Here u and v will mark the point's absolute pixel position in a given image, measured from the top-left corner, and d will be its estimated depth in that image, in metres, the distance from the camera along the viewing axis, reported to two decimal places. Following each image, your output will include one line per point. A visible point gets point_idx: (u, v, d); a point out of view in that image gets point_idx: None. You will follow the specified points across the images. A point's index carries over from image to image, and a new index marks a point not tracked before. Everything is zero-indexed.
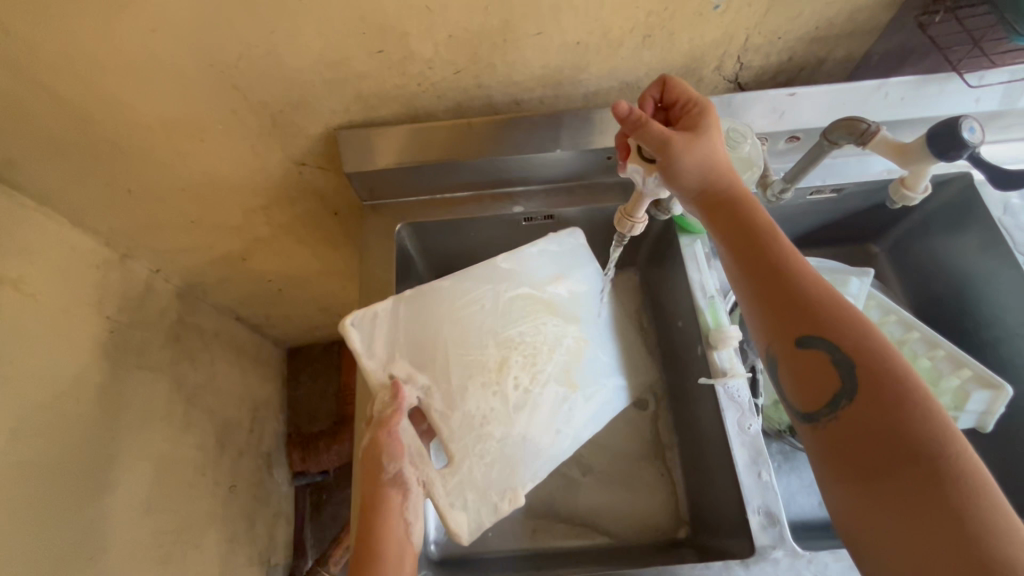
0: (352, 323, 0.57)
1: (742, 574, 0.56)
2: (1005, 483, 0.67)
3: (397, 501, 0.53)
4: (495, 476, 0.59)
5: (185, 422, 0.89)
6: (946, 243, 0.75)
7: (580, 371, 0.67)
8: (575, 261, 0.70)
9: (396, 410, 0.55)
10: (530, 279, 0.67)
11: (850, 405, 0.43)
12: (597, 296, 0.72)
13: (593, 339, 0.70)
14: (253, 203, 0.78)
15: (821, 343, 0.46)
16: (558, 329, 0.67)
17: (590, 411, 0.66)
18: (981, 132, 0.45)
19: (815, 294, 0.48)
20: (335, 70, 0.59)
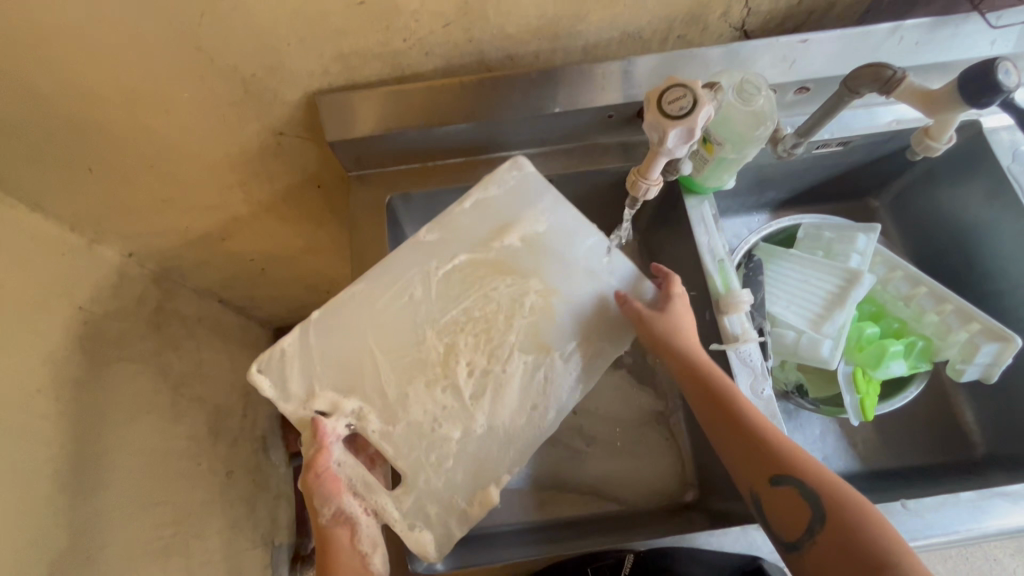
0: (259, 369, 0.56)
1: (760, 536, 0.57)
2: (1011, 429, 0.68)
3: (346, 537, 0.52)
4: (460, 480, 0.56)
5: (175, 412, 0.85)
6: (950, 194, 0.74)
7: (556, 333, 0.60)
8: (525, 207, 0.64)
9: (319, 447, 0.53)
10: (468, 243, 0.62)
11: (823, 529, 0.47)
12: (570, 236, 0.63)
13: (572, 288, 0.62)
14: (228, 178, 0.72)
15: (786, 477, 0.49)
16: (514, 289, 0.61)
17: (575, 374, 0.59)
18: (1017, 75, 0.43)
19: (766, 430, 0.52)
20: (313, 26, 0.53)
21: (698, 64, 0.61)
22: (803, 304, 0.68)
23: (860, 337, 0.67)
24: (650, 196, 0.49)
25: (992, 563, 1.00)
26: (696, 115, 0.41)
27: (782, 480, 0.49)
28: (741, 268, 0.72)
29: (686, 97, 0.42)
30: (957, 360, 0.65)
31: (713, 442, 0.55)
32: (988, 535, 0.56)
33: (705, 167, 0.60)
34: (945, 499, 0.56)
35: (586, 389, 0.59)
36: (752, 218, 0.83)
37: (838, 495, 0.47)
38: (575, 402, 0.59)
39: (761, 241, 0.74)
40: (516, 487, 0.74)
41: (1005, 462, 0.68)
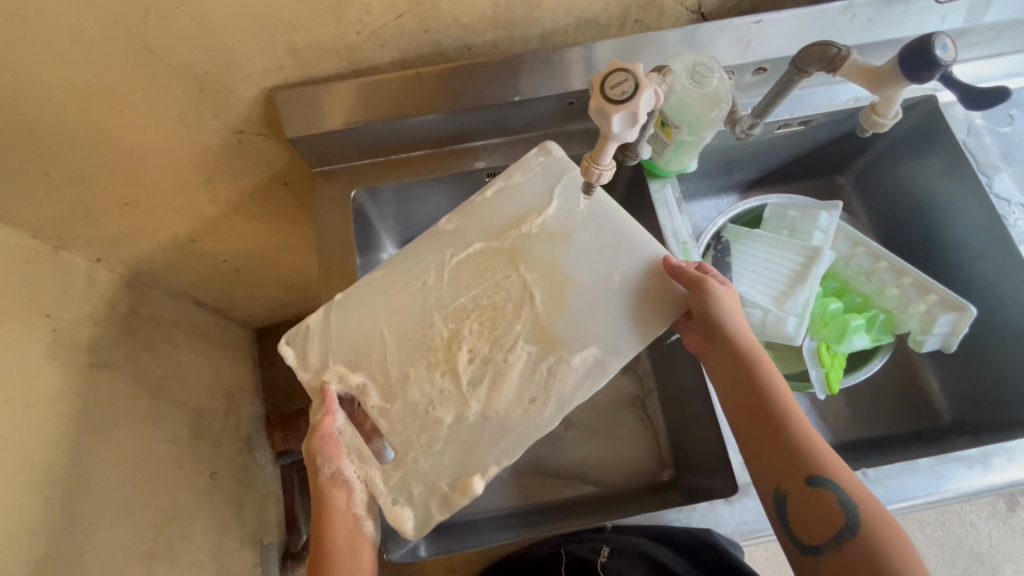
0: (287, 341, 0.59)
1: (725, 511, 0.58)
2: (978, 397, 0.70)
3: (341, 499, 0.54)
4: (448, 463, 0.54)
5: (154, 416, 0.85)
6: (912, 169, 0.75)
7: (567, 324, 0.57)
8: (547, 193, 0.62)
9: (327, 412, 0.56)
10: (484, 231, 0.61)
11: (852, 538, 0.47)
12: (594, 221, 0.60)
13: (588, 277, 0.58)
14: (193, 178, 0.71)
15: (826, 480, 0.49)
16: (528, 278, 0.59)
17: (583, 369, 0.56)
18: (954, 50, 0.43)
19: (807, 431, 0.52)
20: (263, 22, 0.53)
21: (653, 48, 0.61)
22: (768, 282, 0.69)
23: (824, 312, 0.68)
24: (603, 181, 0.48)
25: (967, 528, 1.04)
26: (637, 99, 0.41)
27: (821, 483, 0.49)
28: (708, 252, 0.74)
29: (627, 81, 0.42)
30: (916, 331, 0.67)
31: (749, 432, 0.54)
32: (946, 499, 0.57)
33: (665, 151, 0.62)
34: (906, 466, 0.58)
35: (593, 388, 0.55)
36: (722, 200, 0.84)
37: (875, 510, 0.48)
38: (579, 401, 0.55)
39: (728, 223, 0.76)
40: (497, 475, 0.75)
41: (969, 428, 0.70)
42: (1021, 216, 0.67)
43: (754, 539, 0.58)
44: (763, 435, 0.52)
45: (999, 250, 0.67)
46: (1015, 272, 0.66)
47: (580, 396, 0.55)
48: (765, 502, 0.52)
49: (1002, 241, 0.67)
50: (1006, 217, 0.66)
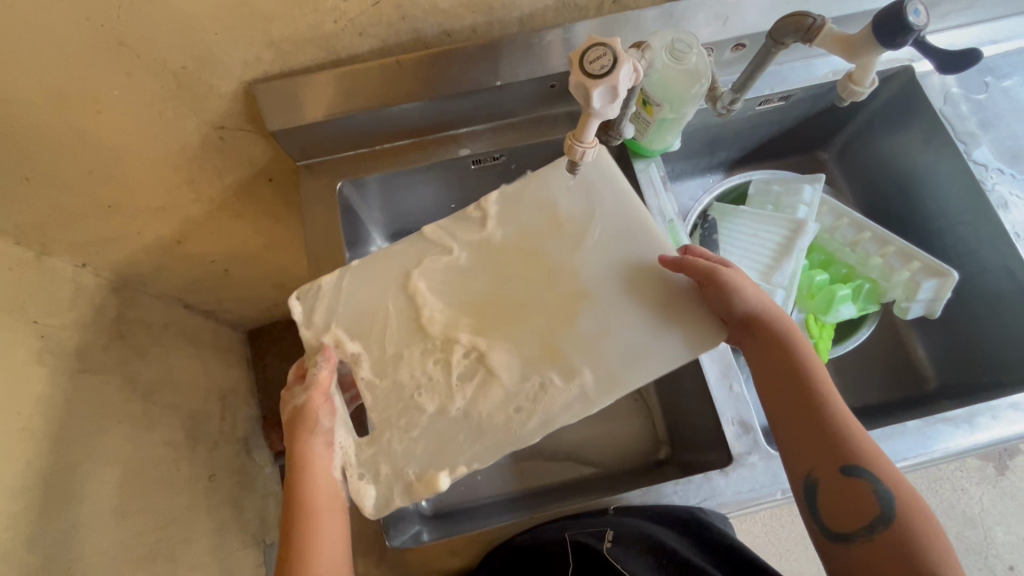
0: (296, 296, 0.60)
1: (721, 482, 0.59)
2: (963, 361, 0.71)
3: (322, 456, 0.54)
4: (420, 452, 0.54)
5: (148, 420, 0.84)
6: (892, 140, 0.76)
7: (571, 339, 0.56)
8: (576, 199, 0.61)
9: (325, 369, 0.56)
10: (513, 226, 0.61)
11: (885, 528, 0.47)
12: (623, 233, 0.59)
13: (604, 293, 0.57)
14: (175, 177, 0.70)
15: (860, 469, 0.50)
16: (546, 280, 0.59)
17: (575, 392, 0.54)
18: (926, 15, 0.44)
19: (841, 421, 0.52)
20: (237, 13, 0.52)
21: (633, 28, 0.61)
22: (754, 256, 0.69)
23: (811, 284, 0.69)
24: (587, 160, 0.48)
25: (959, 492, 1.06)
26: (617, 73, 0.41)
27: (856, 472, 0.50)
28: (695, 231, 0.74)
29: (606, 56, 0.42)
30: (901, 299, 0.68)
31: (783, 421, 0.54)
32: (934, 459, 0.59)
33: (648, 129, 0.62)
34: (894, 429, 0.59)
35: (581, 412, 0.53)
36: (706, 179, 0.85)
37: (910, 500, 0.48)
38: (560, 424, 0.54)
39: (714, 201, 0.76)
40: (496, 460, 0.75)
41: (956, 392, 0.71)
42: (998, 180, 0.68)
43: (751, 508, 0.59)
44: (798, 424, 0.53)
45: (977, 216, 0.68)
46: (993, 236, 0.67)
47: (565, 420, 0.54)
48: (795, 489, 0.52)
49: (980, 206, 0.68)
50: (985, 182, 0.67)
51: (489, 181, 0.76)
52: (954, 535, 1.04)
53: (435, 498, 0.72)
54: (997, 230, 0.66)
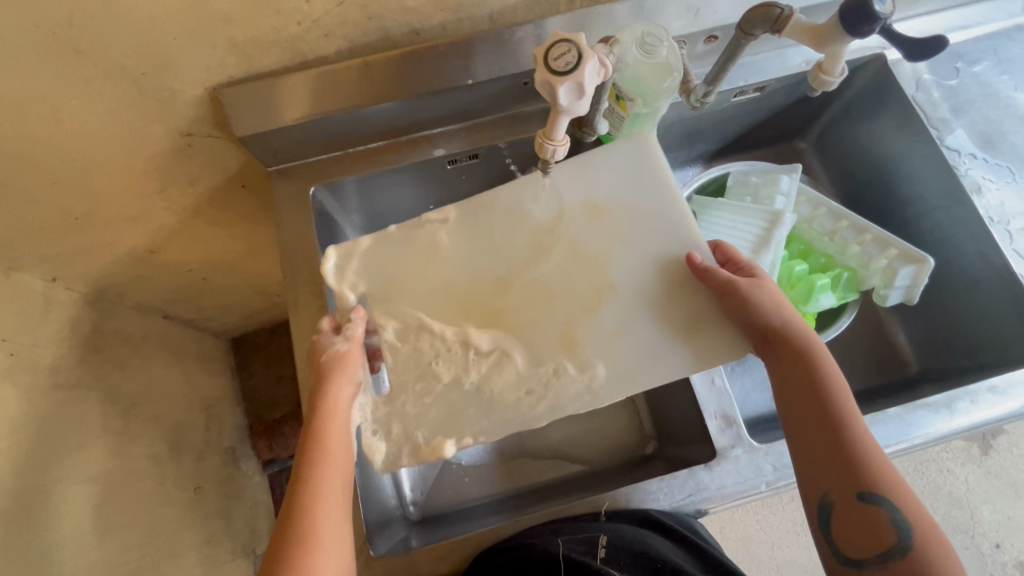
0: (334, 252, 0.59)
1: (706, 476, 0.59)
2: (939, 346, 0.73)
3: (346, 405, 0.53)
4: (431, 417, 0.56)
5: (128, 434, 0.83)
6: (867, 128, 0.76)
7: (590, 332, 0.57)
8: (618, 191, 0.60)
9: (359, 324, 0.55)
10: (546, 212, 0.60)
11: (900, 558, 0.47)
12: (663, 232, 0.59)
13: (631, 291, 0.58)
14: (144, 186, 0.69)
15: (879, 498, 0.48)
16: (574, 273, 0.59)
17: (584, 383, 0.55)
18: (892, 4, 0.44)
19: (862, 445, 0.50)
20: (197, 16, 0.51)
21: (603, 22, 0.60)
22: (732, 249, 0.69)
23: (791, 275, 0.70)
24: (558, 158, 0.48)
25: (945, 474, 1.11)
26: (583, 69, 0.40)
27: (874, 499, 0.48)
28: None
29: (571, 52, 0.41)
30: (880, 286, 0.68)
31: (802, 440, 0.52)
32: (915, 445, 0.59)
33: (622, 125, 0.62)
34: (876, 417, 0.59)
35: (589, 404, 0.55)
36: (686, 172, 0.85)
37: (928, 529, 0.47)
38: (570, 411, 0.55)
39: (693, 194, 0.75)
40: (483, 462, 0.75)
41: (936, 377, 0.72)
42: (972, 165, 0.68)
43: (737, 501, 0.59)
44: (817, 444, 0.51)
45: (952, 201, 0.69)
46: (968, 221, 0.68)
47: (571, 409, 0.55)
48: (808, 509, 0.51)
49: (954, 191, 0.68)
50: (958, 167, 0.68)
51: (466, 181, 0.76)
52: (940, 515, 1.08)
53: (422, 502, 0.72)
54: (972, 215, 0.67)
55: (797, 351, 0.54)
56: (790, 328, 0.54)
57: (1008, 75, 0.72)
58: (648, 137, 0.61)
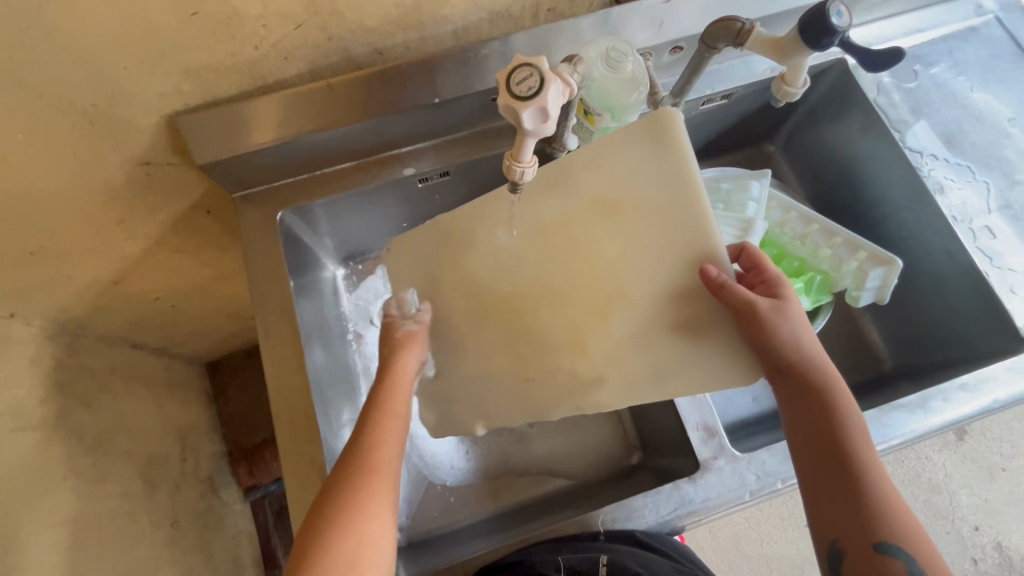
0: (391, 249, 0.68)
1: (690, 489, 0.58)
2: (909, 343, 0.74)
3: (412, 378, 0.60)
4: (467, 400, 0.63)
5: (98, 472, 0.79)
6: (833, 130, 0.77)
7: (600, 338, 0.56)
8: (635, 182, 0.54)
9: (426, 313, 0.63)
10: (558, 203, 0.57)
11: None
12: (682, 238, 0.53)
13: (643, 299, 0.55)
14: (102, 218, 0.66)
15: (897, 549, 0.46)
16: (587, 275, 0.56)
17: (590, 390, 0.57)
18: (848, 16, 0.45)
19: (880, 488, 0.48)
20: (147, 44, 0.49)
21: (567, 37, 0.60)
22: None
23: None
24: (527, 180, 0.47)
25: (923, 461, 1.14)
26: (546, 94, 0.40)
27: (889, 550, 0.46)
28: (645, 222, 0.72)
29: (533, 77, 0.40)
30: (852, 288, 0.69)
31: (816, 475, 0.50)
32: (893, 446, 0.60)
33: (592, 138, 0.61)
34: None
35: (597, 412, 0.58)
36: None
37: None
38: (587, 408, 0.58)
39: None
40: (468, 482, 0.74)
41: (909, 373, 0.73)
42: (934, 166, 0.69)
43: (725, 512, 0.59)
44: (832, 481, 0.49)
45: (916, 201, 0.70)
46: (933, 221, 0.69)
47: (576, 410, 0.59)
48: (817, 551, 0.49)
49: (918, 192, 0.70)
50: (921, 168, 0.69)
51: (438, 199, 0.75)
52: (920, 502, 1.11)
53: (409, 527, 0.70)
54: (936, 214, 0.68)
55: (812, 386, 0.52)
56: (806, 361, 0.52)
57: (964, 76, 0.73)
58: (670, 116, 0.52)
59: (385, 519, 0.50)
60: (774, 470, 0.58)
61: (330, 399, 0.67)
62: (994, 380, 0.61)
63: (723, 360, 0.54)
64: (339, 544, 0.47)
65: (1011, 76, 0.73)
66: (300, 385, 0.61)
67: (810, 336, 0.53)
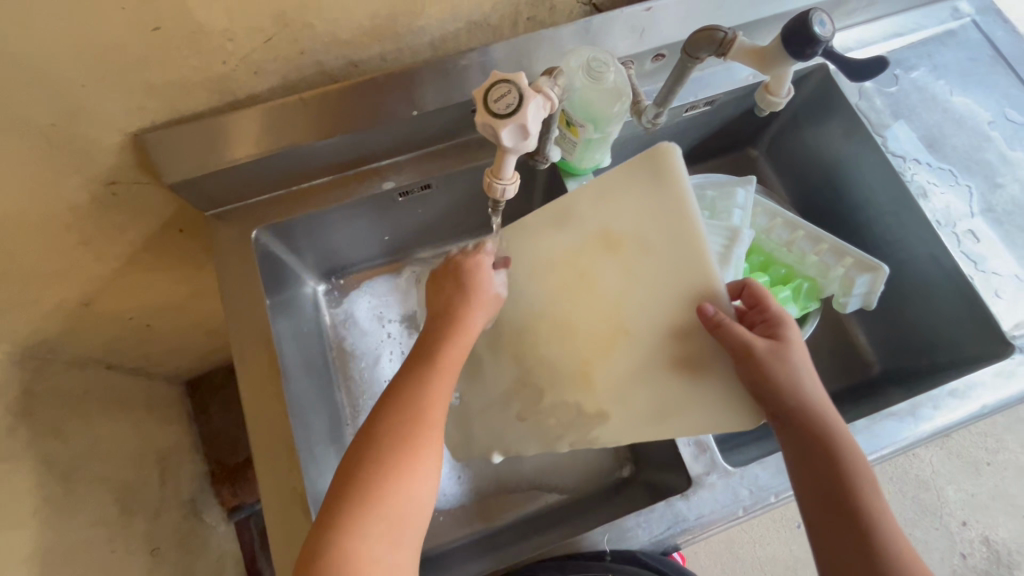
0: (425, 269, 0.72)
1: (683, 506, 0.57)
2: (896, 345, 0.74)
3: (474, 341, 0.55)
4: (479, 428, 0.63)
5: (70, 502, 0.76)
6: (816, 134, 0.77)
7: (607, 373, 0.57)
8: (637, 216, 0.55)
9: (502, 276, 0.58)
10: (563, 240, 0.58)
11: None
12: (681, 272, 0.54)
13: (648, 334, 0.55)
14: (69, 241, 0.63)
15: None
16: (596, 310, 0.57)
17: (594, 420, 0.57)
18: (831, 25, 0.44)
19: (890, 547, 0.45)
20: (108, 61, 0.47)
21: (548, 46, 0.59)
22: None
23: None
24: (508, 196, 0.46)
25: (911, 458, 1.14)
26: (525, 111, 0.38)
27: None
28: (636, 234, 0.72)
29: (511, 93, 0.39)
30: (839, 294, 0.69)
31: (823, 529, 0.47)
32: (885, 455, 0.59)
33: (575, 149, 0.60)
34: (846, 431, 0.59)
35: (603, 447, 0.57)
36: None
37: None
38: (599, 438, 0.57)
39: None
40: (458, 501, 0.72)
41: (897, 378, 0.73)
42: (917, 170, 0.69)
43: (720, 528, 0.58)
44: (838, 537, 0.46)
45: (901, 206, 0.70)
46: (918, 225, 0.69)
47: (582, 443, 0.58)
48: None
49: (902, 196, 0.70)
50: (904, 173, 0.69)
51: (421, 212, 0.73)
52: (909, 499, 1.12)
53: None
54: (920, 219, 0.68)
55: (818, 438, 0.49)
56: (809, 412, 0.49)
57: (943, 80, 0.74)
58: (668, 150, 0.54)
59: (431, 478, 0.49)
60: (768, 484, 0.58)
61: (311, 422, 0.64)
62: (982, 385, 0.61)
63: (723, 402, 0.53)
64: (388, 500, 0.46)
65: (989, 79, 0.73)
66: (280, 411, 0.58)
67: (813, 379, 0.50)
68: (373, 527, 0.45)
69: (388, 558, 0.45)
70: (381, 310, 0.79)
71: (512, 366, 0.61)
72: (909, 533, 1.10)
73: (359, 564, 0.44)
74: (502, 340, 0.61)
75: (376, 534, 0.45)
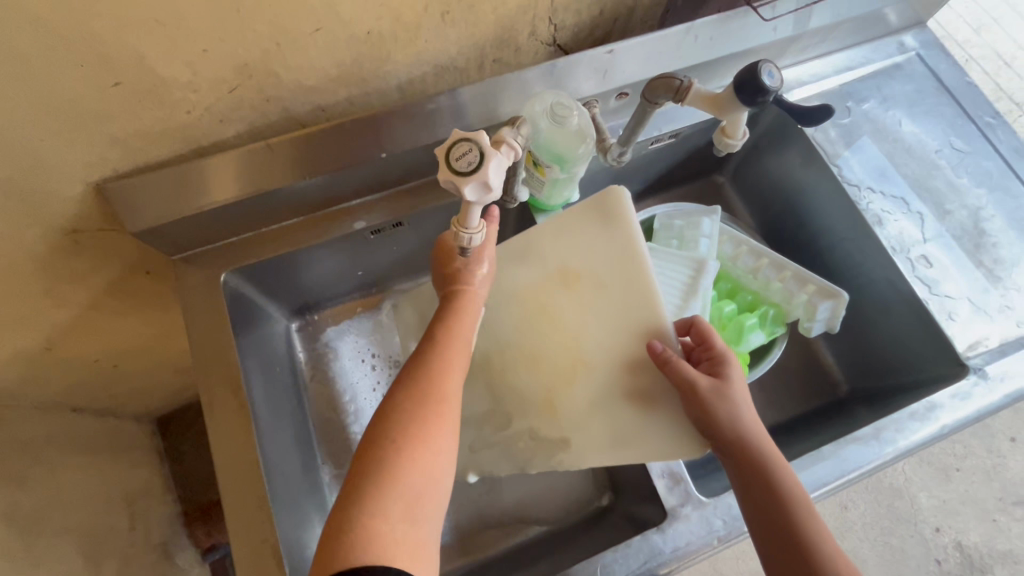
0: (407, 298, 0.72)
1: (660, 539, 0.58)
2: (861, 366, 0.77)
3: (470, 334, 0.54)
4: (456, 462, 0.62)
5: (36, 557, 0.72)
6: (777, 163, 0.80)
7: (569, 408, 0.58)
8: (594, 255, 0.59)
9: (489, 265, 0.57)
10: (525, 274, 0.61)
11: None
12: (633, 309, 0.57)
13: (607, 371, 0.57)
14: (28, 290, 0.61)
15: None
16: (558, 343, 0.59)
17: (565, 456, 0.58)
18: (779, 76, 0.46)
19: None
20: (67, 116, 0.46)
21: (515, 88, 0.61)
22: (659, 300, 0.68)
23: (722, 316, 0.71)
24: (477, 243, 0.47)
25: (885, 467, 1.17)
26: (485, 169, 0.39)
27: None
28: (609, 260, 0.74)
29: (472, 151, 0.40)
30: (804, 319, 0.71)
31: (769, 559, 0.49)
32: (852, 478, 0.61)
33: (544, 187, 0.61)
34: (813, 456, 0.61)
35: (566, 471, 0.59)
36: None
37: None
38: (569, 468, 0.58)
39: None
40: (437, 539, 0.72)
41: (863, 398, 0.76)
42: (872, 198, 0.72)
43: (696, 560, 0.58)
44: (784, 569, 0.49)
45: (858, 232, 0.73)
46: (875, 251, 0.71)
47: None
48: None
49: (859, 224, 0.72)
50: (859, 201, 0.72)
51: (395, 247, 0.73)
52: (884, 507, 1.14)
53: None
54: (877, 245, 0.71)
55: (759, 471, 0.51)
56: (751, 447, 0.51)
57: (893, 110, 0.77)
58: (619, 193, 0.59)
59: (446, 455, 0.48)
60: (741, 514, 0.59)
61: (284, 463, 0.64)
62: (942, 407, 0.63)
63: (674, 437, 0.55)
64: (406, 477, 0.45)
65: (935, 110, 0.77)
66: (250, 459, 0.57)
67: (754, 417, 0.53)
68: (394, 504, 0.44)
69: (411, 538, 0.44)
70: (355, 345, 0.78)
71: (486, 403, 0.61)
72: (886, 541, 1.13)
73: (383, 544, 0.42)
74: (475, 379, 0.61)
75: (396, 513, 0.43)
